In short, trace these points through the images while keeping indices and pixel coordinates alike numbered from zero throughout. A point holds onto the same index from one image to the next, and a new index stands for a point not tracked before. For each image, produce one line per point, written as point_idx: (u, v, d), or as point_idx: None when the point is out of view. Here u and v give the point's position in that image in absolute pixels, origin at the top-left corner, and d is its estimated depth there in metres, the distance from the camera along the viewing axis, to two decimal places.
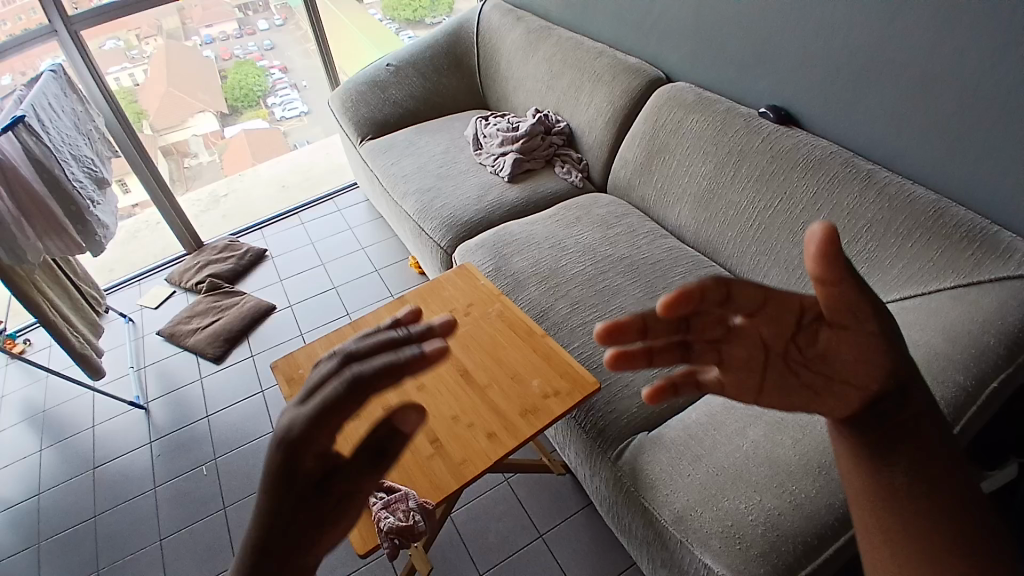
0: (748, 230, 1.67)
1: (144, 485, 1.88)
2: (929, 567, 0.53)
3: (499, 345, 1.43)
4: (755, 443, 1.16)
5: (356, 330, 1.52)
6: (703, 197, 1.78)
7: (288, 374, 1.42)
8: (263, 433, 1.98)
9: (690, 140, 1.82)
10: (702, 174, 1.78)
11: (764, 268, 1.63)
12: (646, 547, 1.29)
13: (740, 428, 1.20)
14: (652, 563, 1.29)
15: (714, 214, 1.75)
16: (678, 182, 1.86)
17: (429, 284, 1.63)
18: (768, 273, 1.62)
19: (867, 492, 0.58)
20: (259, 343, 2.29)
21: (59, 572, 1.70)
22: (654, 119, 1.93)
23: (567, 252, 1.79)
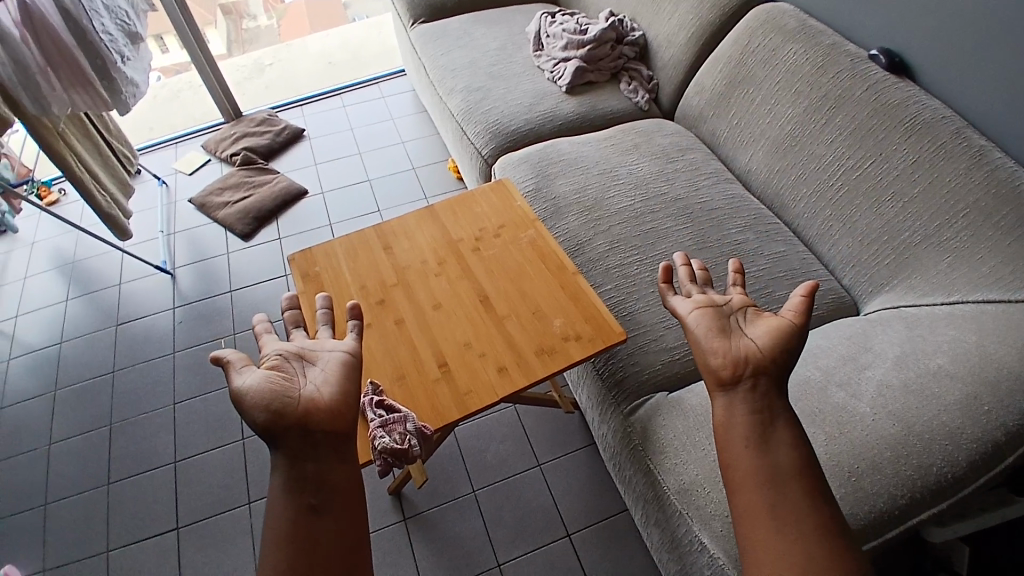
0: (825, 190, 1.48)
1: (165, 348, 1.91)
2: (784, 513, 0.72)
3: (526, 276, 1.33)
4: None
5: (380, 234, 1.44)
6: (782, 144, 1.57)
7: (303, 271, 1.37)
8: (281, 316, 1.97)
9: (782, 76, 1.59)
10: (788, 116, 1.56)
11: (834, 236, 1.46)
12: (642, 504, 1.25)
13: None
14: (646, 520, 1.26)
15: (791, 165, 1.55)
16: (756, 122, 1.64)
17: (462, 197, 1.52)
18: (837, 243, 1.45)
19: (754, 473, 0.76)
20: (288, 227, 2.23)
21: (76, 418, 1.77)
22: (745, 43, 1.68)
23: (617, 184, 1.64)
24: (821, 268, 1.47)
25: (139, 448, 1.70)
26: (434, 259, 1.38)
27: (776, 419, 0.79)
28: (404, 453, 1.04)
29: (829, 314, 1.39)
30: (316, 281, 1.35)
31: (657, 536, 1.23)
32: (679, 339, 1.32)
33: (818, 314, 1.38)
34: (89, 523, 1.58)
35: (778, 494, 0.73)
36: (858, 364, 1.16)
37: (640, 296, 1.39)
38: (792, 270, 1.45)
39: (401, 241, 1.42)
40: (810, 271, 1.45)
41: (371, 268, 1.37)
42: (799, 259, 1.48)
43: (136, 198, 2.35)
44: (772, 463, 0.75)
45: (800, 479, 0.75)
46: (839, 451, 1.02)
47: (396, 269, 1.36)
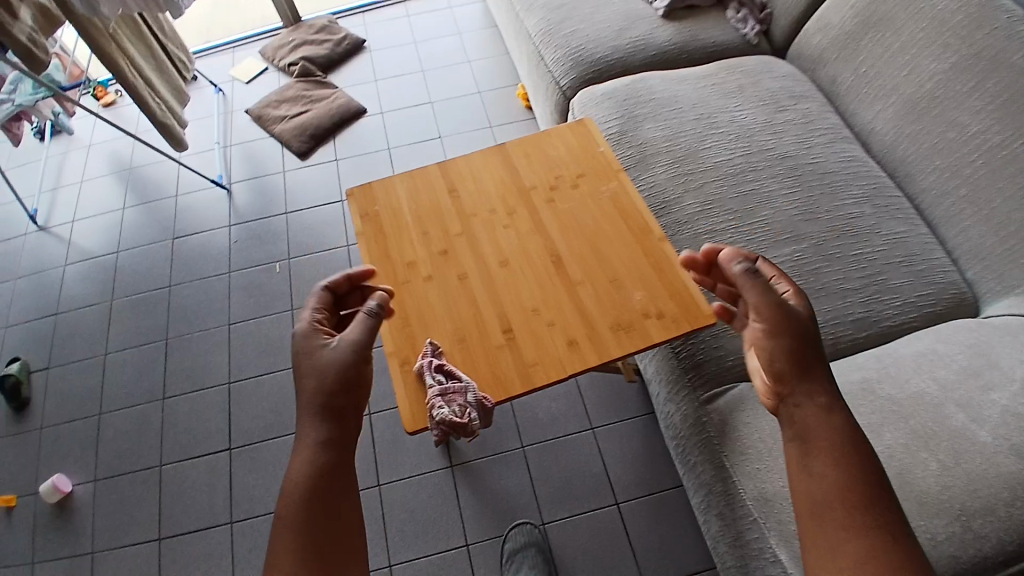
0: (962, 166, 1.27)
1: (220, 268, 1.87)
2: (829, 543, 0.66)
3: (604, 237, 1.19)
4: (885, 451, 1.01)
5: (445, 171, 1.30)
6: (916, 103, 1.35)
7: (360, 208, 1.26)
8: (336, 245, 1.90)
9: (927, 22, 1.35)
10: (929, 70, 1.33)
11: (966, 221, 1.27)
12: (703, 493, 1.18)
13: (876, 427, 1.05)
14: (707, 508, 1.18)
15: (922, 132, 1.34)
16: (887, 75, 1.41)
17: (538, 136, 1.35)
18: (966, 229, 1.27)
19: (802, 500, 0.71)
20: (346, 148, 2.11)
21: (132, 330, 1.79)
22: None
23: (717, 134, 1.44)
24: (943, 257, 1.30)
25: (193, 365, 1.71)
26: (503, 207, 1.24)
27: (806, 432, 0.75)
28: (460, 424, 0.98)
29: (947, 313, 1.25)
30: (374, 221, 1.23)
31: (716, 528, 1.16)
32: None
33: (934, 312, 1.24)
34: (145, 435, 1.63)
35: (822, 522, 0.67)
36: (981, 381, 1.06)
37: None
38: (908, 257, 1.28)
39: (467, 183, 1.28)
40: (933, 259, 1.29)
41: (433, 210, 1.24)
42: (919, 243, 1.31)
43: (191, 106, 2.25)
44: (816, 483, 0.70)
45: (841, 502, 0.68)
46: (953, 485, 0.96)
47: (461, 215, 1.23)
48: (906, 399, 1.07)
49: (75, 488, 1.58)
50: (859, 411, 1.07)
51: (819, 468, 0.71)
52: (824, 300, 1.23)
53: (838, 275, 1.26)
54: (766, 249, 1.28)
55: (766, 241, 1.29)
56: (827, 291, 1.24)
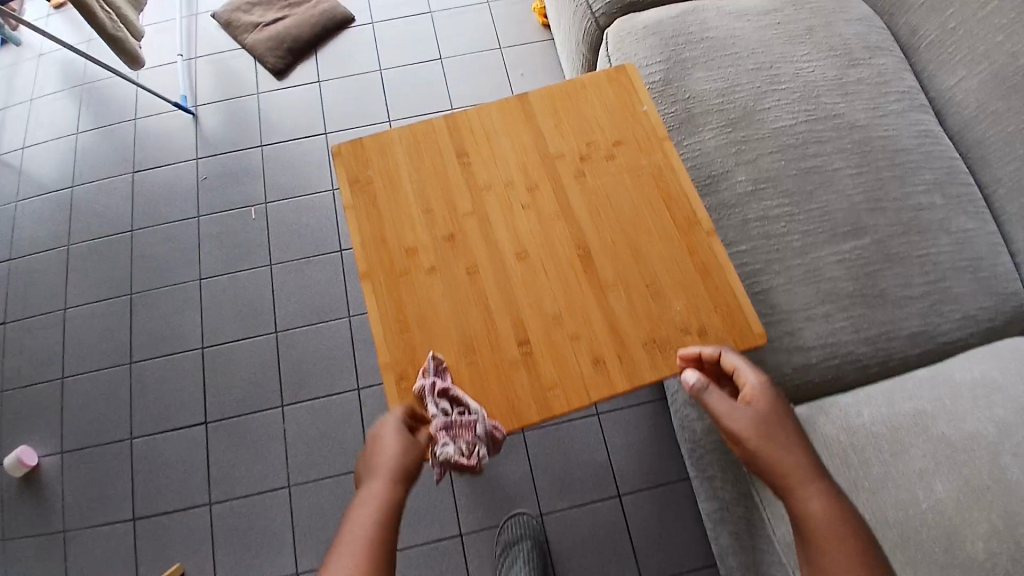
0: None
1: (188, 211, 1.67)
2: None
3: (643, 228, 0.99)
4: (934, 505, 0.89)
5: (452, 129, 1.06)
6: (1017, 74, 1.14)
7: (348, 172, 1.02)
8: (320, 189, 1.68)
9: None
10: None
11: None
12: (722, 505, 1.10)
13: (924, 473, 0.92)
14: (722, 519, 1.12)
15: (1010, 111, 1.14)
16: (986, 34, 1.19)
17: (567, 84, 1.09)
18: None
19: None
20: (330, 69, 1.80)
21: (97, 279, 1.64)
22: None
23: (777, 90, 1.19)
24: (1009, 262, 1.14)
25: (166, 325, 1.58)
26: (522, 181, 1.02)
27: (805, 532, 0.74)
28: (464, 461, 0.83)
29: (1003, 327, 1.10)
30: (365, 192, 1.01)
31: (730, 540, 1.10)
32: (820, 338, 1.05)
33: (989, 326, 1.10)
34: (115, 400, 1.55)
35: None
36: None
37: (781, 269, 1.07)
38: (974, 261, 1.11)
39: (479, 145, 1.05)
40: (998, 264, 1.12)
41: (438, 182, 1.02)
42: (986, 243, 1.13)
43: (148, 13, 1.90)
44: None
45: None
46: (999, 549, 0.85)
47: (472, 190, 1.01)
48: (958, 441, 0.94)
49: (41, 461, 1.51)
50: (910, 452, 0.94)
51: (834, 557, 0.70)
52: (883, 310, 1.07)
53: (901, 280, 1.08)
54: (824, 244, 1.09)
55: (824, 234, 1.09)
56: (887, 298, 1.07)
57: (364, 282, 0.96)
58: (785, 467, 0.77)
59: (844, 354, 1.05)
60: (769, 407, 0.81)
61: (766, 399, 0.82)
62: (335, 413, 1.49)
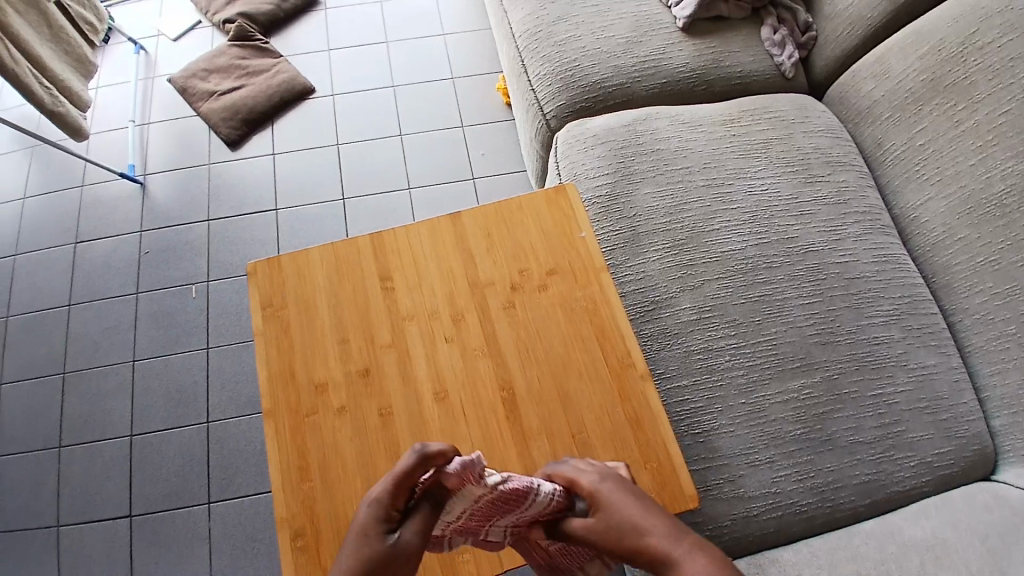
0: (1020, 296, 1.05)
1: (126, 287, 1.58)
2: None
3: (571, 369, 0.92)
4: None
5: (378, 249, 1.00)
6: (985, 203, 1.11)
7: (263, 296, 0.96)
8: None
9: (1012, 105, 1.12)
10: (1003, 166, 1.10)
11: (1010, 364, 1.05)
12: None
13: None
14: None
15: (980, 242, 1.11)
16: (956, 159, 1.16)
17: (503, 205, 1.04)
18: (1008, 373, 1.05)
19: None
20: (285, 140, 1.74)
21: (24, 356, 1.53)
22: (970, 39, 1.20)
23: (726, 209, 1.16)
24: (973, 401, 1.08)
25: (92, 407, 1.47)
26: (447, 310, 0.96)
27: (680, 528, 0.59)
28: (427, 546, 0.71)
29: (964, 474, 1.03)
30: (279, 318, 0.95)
31: None
32: (761, 488, 0.98)
33: (948, 474, 1.03)
34: (36, 491, 1.41)
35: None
36: None
37: (723, 408, 1.01)
38: (933, 402, 1.05)
39: (405, 269, 0.98)
40: (960, 404, 1.06)
41: (356, 310, 0.95)
42: (948, 383, 1.07)
43: (105, 75, 1.85)
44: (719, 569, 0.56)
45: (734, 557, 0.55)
46: None
47: (393, 320, 0.95)
48: None
49: None
50: None
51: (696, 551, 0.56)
52: (833, 457, 1.00)
53: (852, 422, 1.02)
54: (770, 381, 1.03)
55: (772, 369, 1.04)
56: (838, 443, 1.01)
57: (267, 420, 0.89)
58: (628, 529, 0.60)
59: (791, 506, 0.98)
60: (614, 491, 0.64)
61: (608, 486, 0.65)
62: (261, 513, 1.38)
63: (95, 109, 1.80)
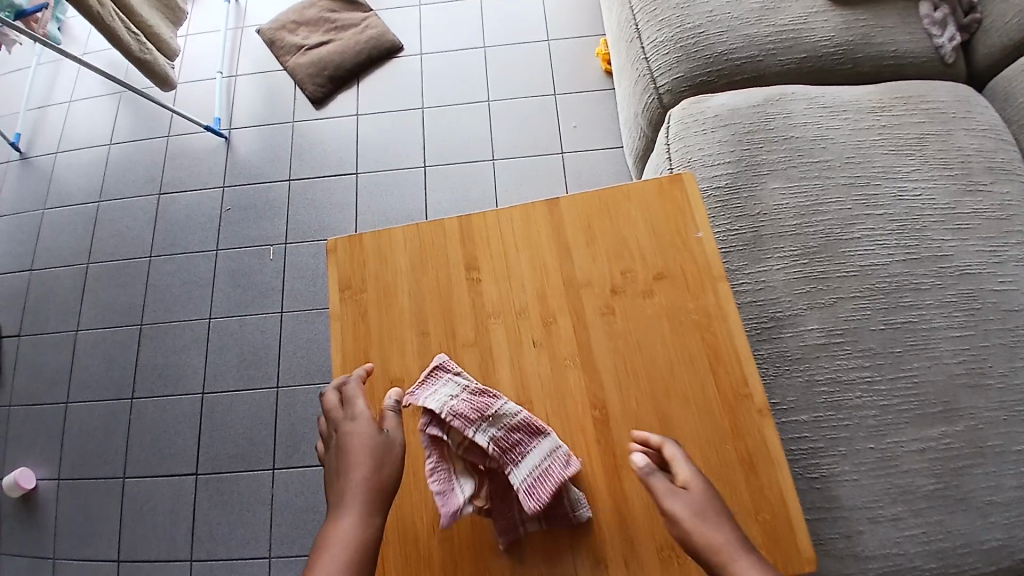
0: None
1: (207, 243, 1.57)
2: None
3: (676, 392, 0.81)
4: None
5: (466, 234, 0.90)
6: None
7: (341, 277, 0.89)
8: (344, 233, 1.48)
9: None
10: None
11: None
12: None
13: None
14: None
15: None
16: None
17: (608, 193, 0.91)
18: None
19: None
20: (370, 102, 1.60)
21: (108, 305, 1.56)
22: None
23: (868, 215, 1.00)
24: None
25: (169, 360, 1.50)
26: (538, 310, 0.85)
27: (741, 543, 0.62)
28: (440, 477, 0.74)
29: None
30: (356, 303, 0.88)
31: None
32: (881, 548, 0.85)
33: None
34: (112, 437, 1.46)
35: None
36: None
37: (847, 452, 0.89)
38: None
39: (495, 259, 0.88)
40: None
41: (439, 301, 0.87)
42: None
43: (196, 23, 1.82)
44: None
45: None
46: None
47: (477, 316, 0.86)
48: None
49: (39, 484, 1.44)
50: None
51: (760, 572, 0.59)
52: (969, 523, 0.86)
53: (997, 484, 0.87)
54: (905, 427, 0.90)
55: (908, 413, 0.90)
56: (978, 507, 0.86)
57: None
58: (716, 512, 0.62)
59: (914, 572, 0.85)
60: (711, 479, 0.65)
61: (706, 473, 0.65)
62: (323, 484, 1.37)
63: (184, 58, 1.79)
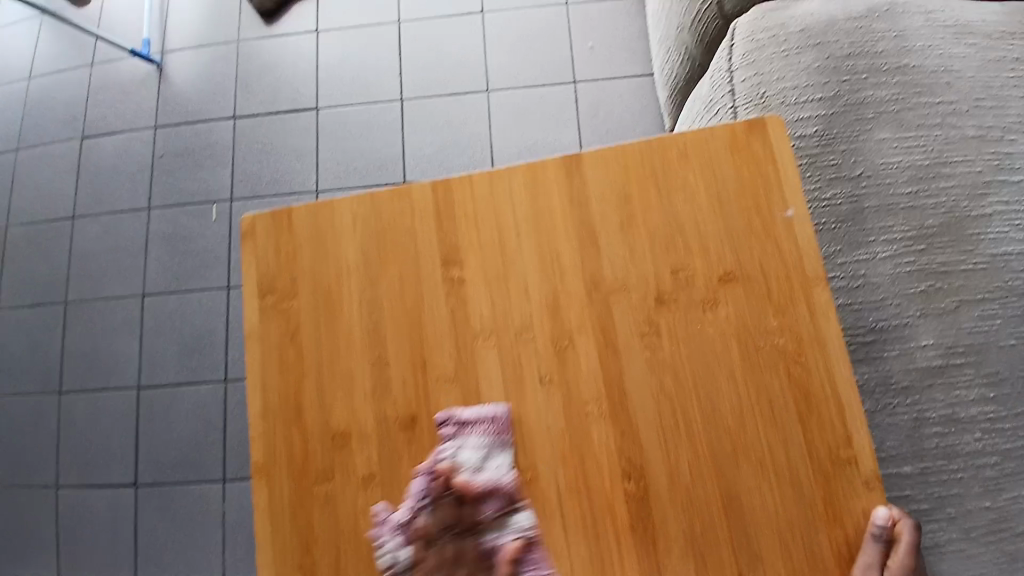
0: None
1: (137, 200, 1.23)
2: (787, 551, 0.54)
3: (746, 456, 0.55)
4: None
5: (443, 212, 0.60)
6: None
7: (261, 276, 0.61)
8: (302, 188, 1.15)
9: None
10: None
11: None
12: None
13: None
14: None
15: None
16: None
17: (655, 148, 0.61)
18: None
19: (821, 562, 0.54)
20: (328, 17, 1.21)
21: (31, 276, 1.25)
22: None
23: (1005, 184, 0.71)
24: None
25: (101, 344, 1.21)
26: (547, 330, 0.58)
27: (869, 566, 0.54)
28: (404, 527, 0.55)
29: None
30: (283, 315, 0.60)
31: None
32: None
33: None
34: (49, 436, 1.20)
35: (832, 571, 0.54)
36: None
37: (956, 514, 0.64)
38: None
39: (485, 250, 0.59)
40: None
41: (401, 314, 0.58)
42: None
43: None
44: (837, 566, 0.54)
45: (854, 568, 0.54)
46: None
47: (458, 337, 0.58)
48: None
49: None
50: None
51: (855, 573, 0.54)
52: None
53: None
54: None
55: None
56: None
57: (259, 471, 0.58)
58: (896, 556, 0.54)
59: None
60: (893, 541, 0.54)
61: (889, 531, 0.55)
62: None
63: None
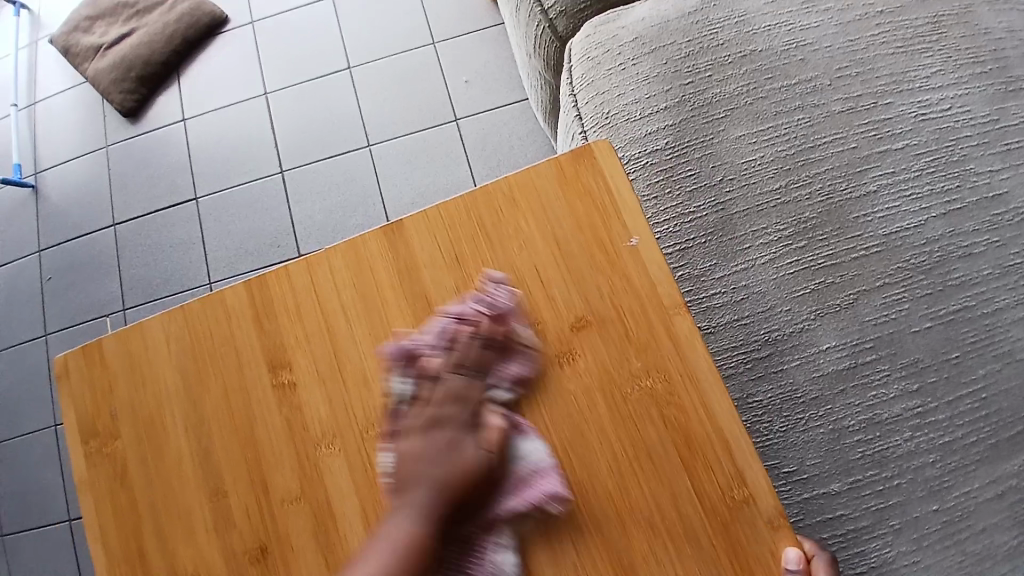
0: None
1: (32, 327, 1.14)
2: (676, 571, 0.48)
3: (632, 519, 0.49)
4: None
5: (266, 314, 0.55)
6: None
7: (81, 419, 0.57)
8: (195, 283, 1.09)
9: None
10: None
11: None
12: None
13: None
14: None
15: None
16: None
17: (482, 197, 0.56)
18: None
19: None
20: (193, 103, 1.18)
21: None
22: None
23: (882, 154, 0.65)
24: None
25: (22, 484, 1.08)
26: (393, 422, 0.52)
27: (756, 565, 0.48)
28: (596, 452, 0.50)
29: None
30: (109, 459, 0.56)
31: None
32: None
33: None
34: None
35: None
36: None
37: (902, 525, 0.58)
38: None
39: (315, 346, 0.54)
40: None
41: (232, 440, 0.54)
42: None
43: None
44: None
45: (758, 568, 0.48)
46: None
47: (298, 452, 0.53)
48: None
49: None
50: None
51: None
52: None
53: None
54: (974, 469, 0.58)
55: (982, 445, 0.59)
56: None
57: None
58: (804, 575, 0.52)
59: None
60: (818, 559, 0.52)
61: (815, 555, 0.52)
62: None
63: None
